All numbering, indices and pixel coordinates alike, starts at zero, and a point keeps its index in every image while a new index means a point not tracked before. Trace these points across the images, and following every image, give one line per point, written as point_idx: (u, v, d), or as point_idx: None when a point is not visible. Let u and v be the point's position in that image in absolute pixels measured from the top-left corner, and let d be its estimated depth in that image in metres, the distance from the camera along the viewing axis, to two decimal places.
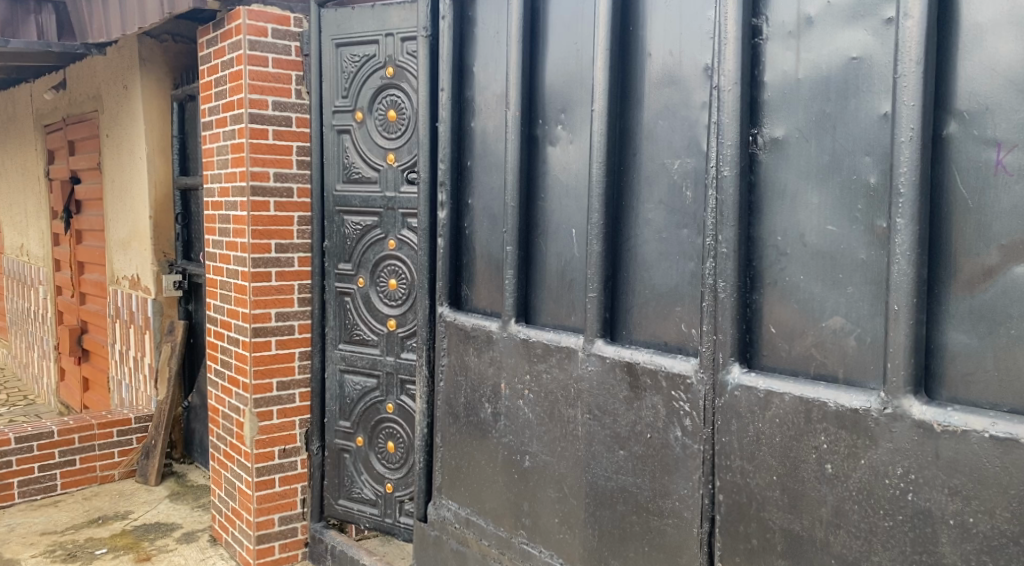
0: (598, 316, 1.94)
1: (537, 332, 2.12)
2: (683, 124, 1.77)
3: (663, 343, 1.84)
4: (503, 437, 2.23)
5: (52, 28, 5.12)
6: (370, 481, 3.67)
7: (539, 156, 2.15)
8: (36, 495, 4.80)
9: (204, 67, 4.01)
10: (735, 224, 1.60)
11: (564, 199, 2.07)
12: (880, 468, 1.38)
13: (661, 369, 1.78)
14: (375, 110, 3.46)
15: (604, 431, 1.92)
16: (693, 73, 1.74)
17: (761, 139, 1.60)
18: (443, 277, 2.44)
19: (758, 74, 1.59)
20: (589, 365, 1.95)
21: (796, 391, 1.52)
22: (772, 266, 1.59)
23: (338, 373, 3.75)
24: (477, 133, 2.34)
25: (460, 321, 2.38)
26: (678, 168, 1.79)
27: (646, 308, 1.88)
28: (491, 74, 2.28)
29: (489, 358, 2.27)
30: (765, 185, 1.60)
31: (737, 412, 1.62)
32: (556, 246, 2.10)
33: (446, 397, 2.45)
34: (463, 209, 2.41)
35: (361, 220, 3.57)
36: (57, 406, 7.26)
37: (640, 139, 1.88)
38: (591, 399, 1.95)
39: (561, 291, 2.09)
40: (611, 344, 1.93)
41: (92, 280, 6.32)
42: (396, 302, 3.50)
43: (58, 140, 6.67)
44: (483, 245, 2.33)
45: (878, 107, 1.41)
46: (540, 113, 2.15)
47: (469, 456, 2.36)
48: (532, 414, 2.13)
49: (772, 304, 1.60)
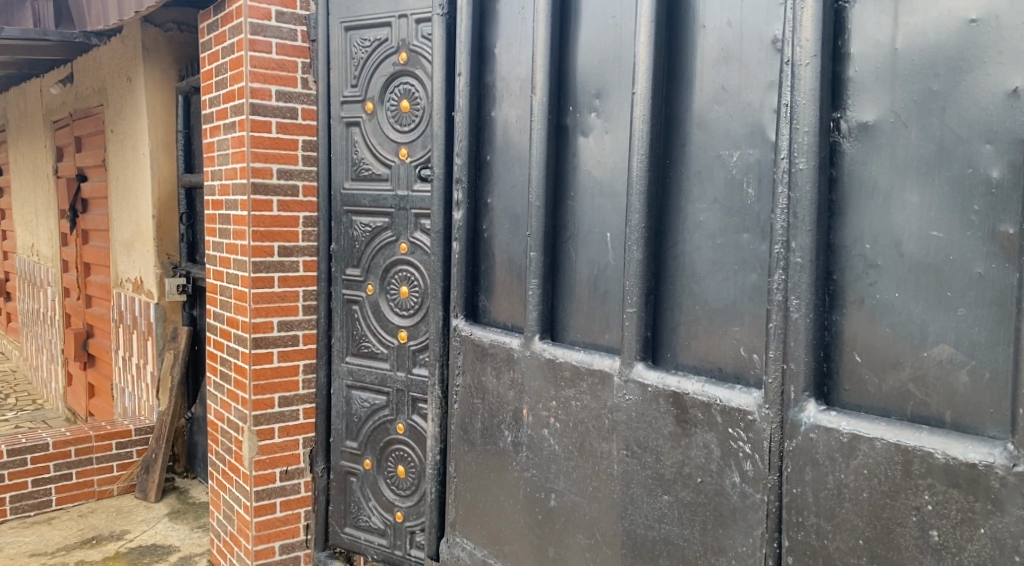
0: (638, 335, 1.65)
1: (564, 351, 1.84)
2: (745, 108, 1.49)
3: (718, 370, 1.55)
4: (525, 470, 1.94)
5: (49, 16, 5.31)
6: (378, 508, 3.40)
7: (568, 149, 1.87)
8: (30, 511, 4.67)
9: (205, 55, 3.81)
10: (812, 228, 1.31)
11: (599, 197, 1.79)
12: (1007, 542, 1.08)
13: (716, 402, 1.49)
14: (387, 101, 3.20)
15: (645, 472, 1.64)
16: (759, 47, 1.46)
17: (845, 124, 1.30)
18: (458, 286, 2.16)
19: (842, 45, 1.30)
20: (627, 393, 1.67)
21: (890, 436, 1.21)
22: (858, 280, 1.29)
23: (344, 390, 3.50)
24: (497, 123, 2.07)
25: (477, 337, 2.10)
26: (738, 161, 1.50)
27: (696, 327, 1.60)
28: (516, 56, 2.00)
29: (510, 380, 1.98)
30: (851, 181, 1.30)
31: (813, 459, 1.32)
32: (587, 250, 1.82)
33: (461, 421, 2.18)
34: (481, 210, 2.13)
35: (370, 222, 3.31)
36: (64, 412, 7.13)
37: (690, 127, 1.60)
38: (630, 433, 1.66)
39: (593, 306, 1.81)
40: (653, 369, 1.64)
41: (97, 282, 6.19)
42: (407, 312, 3.24)
43: (65, 137, 6.55)
44: (504, 249, 2.05)
45: (1005, 82, 1.11)
46: (570, 99, 1.86)
47: (485, 491, 2.08)
48: (558, 447, 1.85)
49: (858, 326, 1.30)
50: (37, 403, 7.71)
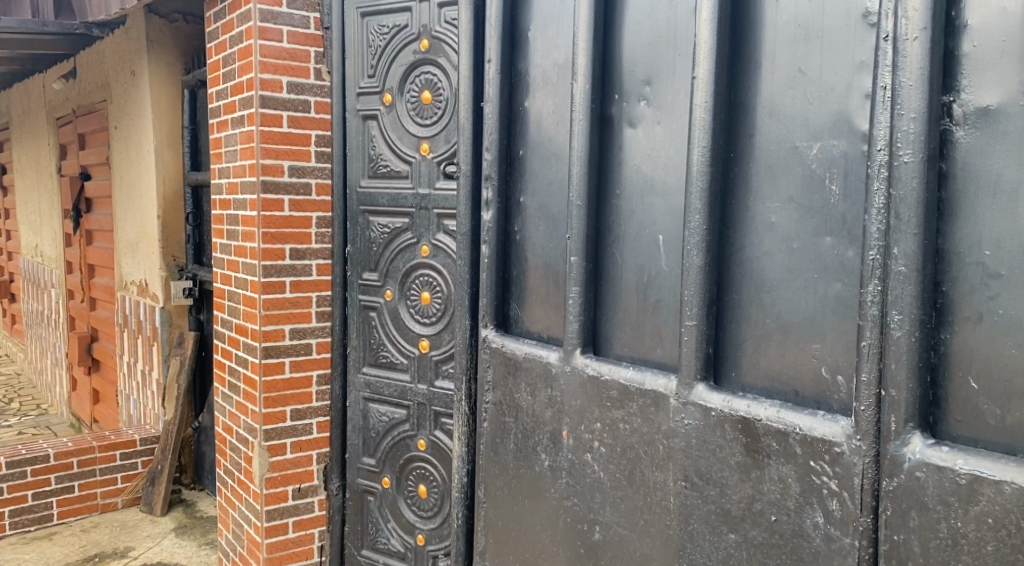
0: (698, 351, 1.46)
1: (609, 368, 1.65)
2: (826, 93, 1.30)
3: (794, 393, 1.36)
4: (566, 498, 1.76)
5: (48, 7, 5.32)
6: (398, 530, 3.57)
7: (612, 142, 1.68)
8: (30, 525, 4.89)
9: (211, 44, 3.85)
10: (918, 231, 1.12)
11: (650, 196, 1.60)
12: None
13: (795, 430, 1.30)
14: (407, 92, 3.28)
15: (707, 507, 1.45)
16: (845, 21, 1.27)
17: (958, 109, 1.10)
18: (487, 293, 1.97)
19: (955, 16, 1.10)
20: (686, 417, 1.48)
21: (1022, 479, 1.02)
22: (975, 292, 1.10)
23: (361, 402, 3.63)
24: (530, 115, 1.89)
25: (509, 349, 1.91)
26: (819, 155, 1.31)
27: (765, 344, 1.41)
28: (553, 40, 1.81)
29: (547, 398, 1.79)
30: (967, 175, 1.10)
31: (920, 502, 1.13)
32: (635, 255, 1.63)
33: (491, 441, 1.99)
34: (513, 209, 1.94)
35: (388, 223, 3.40)
36: (68, 417, 7.03)
37: (758, 115, 1.41)
38: (688, 462, 1.48)
39: (642, 317, 1.62)
40: (716, 391, 1.45)
41: (102, 284, 6.14)
42: (430, 319, 3.36)
43: (67, 134, 6.46)
44: (538, 253, 1.87)
45: None
46: (615, 86, 1.67)
47: (520, 520, 1.90)
48: (603, 474, 1.66)
49: (974, 346, 1.11)
50: (41, 407, 7.61)
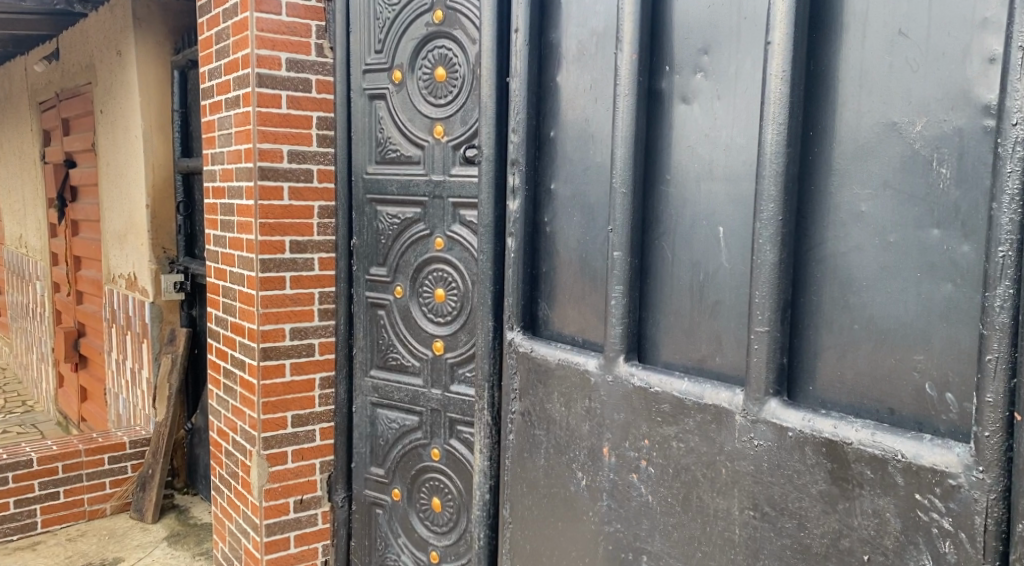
0: (772, 361, 1.26)
1: (661, 379, 1.44)
2: (938, 58, 1.09)
3: (889, 413, 1.17)
4: (606, 524, 1.56)
5: None
6: (409, 546, 3.46)
7: (661, 120, 1.48)
8: (13, 533, 4.68)
9: (205, 19, 3.75)
10: None
11: (708, 183, 1.39)
12: None
13: (895, 457, 1.10)
14: (419, 69, 3.14)
15: (781, 542, 1.25)
16: None
17: None
18: (514, 291, 1.77)
19: None
20: (757, 437, 1.28)
21: None
22: None
23: (370, 407, 3.53)
24: (563, 90, 1.68)
25: (539, 354, 1.71)
26: (925, 132, 1.11)
27: (852, 354, 1.21)
28: (590, 5, 1.59)
29: (584, 409, 1.59)
30: None
31: None
32: (690, 248, 1.43)
33: (518, 456, 1.80)
34: (542, 198, 1.73)
35: (398, 214, 3.27)
36: (54, 416, 6.83)
37: (845, 85, 1.20)
38: (758, 489, 1.28)
39: (697, 320, 1.42)
40: (793, 408, 1.25)
41: (88, 277, 5.95)
42: (443, 319, 3.21)
43: (51, 119, 6.23)
44: (573, 246, 1.66)
45: None
46: (666, 56, 1.46)
47: (552, 546, 1.71)
48: (652, 499, 1.47)
49: None
50: (26, 405, 7.38)
